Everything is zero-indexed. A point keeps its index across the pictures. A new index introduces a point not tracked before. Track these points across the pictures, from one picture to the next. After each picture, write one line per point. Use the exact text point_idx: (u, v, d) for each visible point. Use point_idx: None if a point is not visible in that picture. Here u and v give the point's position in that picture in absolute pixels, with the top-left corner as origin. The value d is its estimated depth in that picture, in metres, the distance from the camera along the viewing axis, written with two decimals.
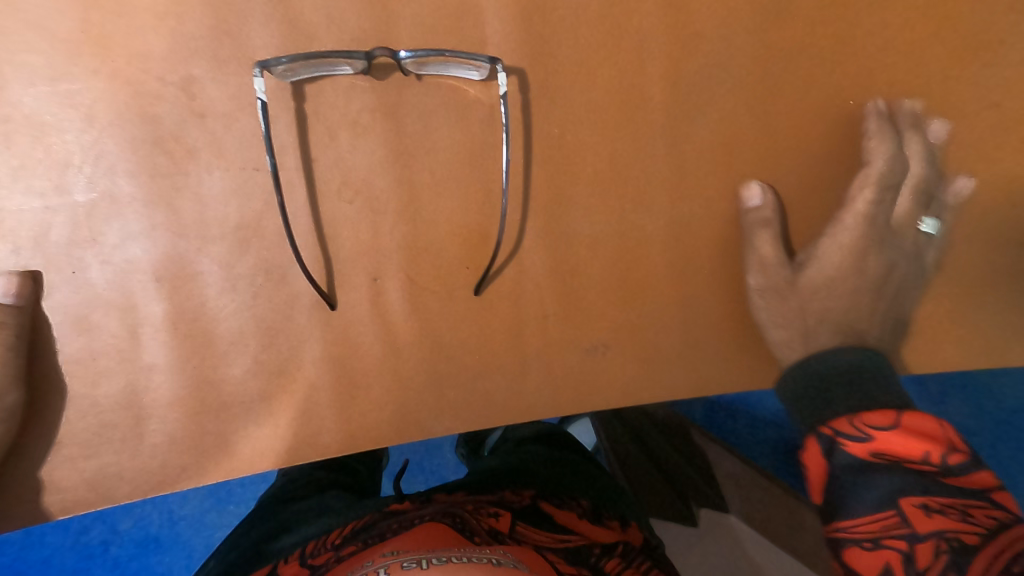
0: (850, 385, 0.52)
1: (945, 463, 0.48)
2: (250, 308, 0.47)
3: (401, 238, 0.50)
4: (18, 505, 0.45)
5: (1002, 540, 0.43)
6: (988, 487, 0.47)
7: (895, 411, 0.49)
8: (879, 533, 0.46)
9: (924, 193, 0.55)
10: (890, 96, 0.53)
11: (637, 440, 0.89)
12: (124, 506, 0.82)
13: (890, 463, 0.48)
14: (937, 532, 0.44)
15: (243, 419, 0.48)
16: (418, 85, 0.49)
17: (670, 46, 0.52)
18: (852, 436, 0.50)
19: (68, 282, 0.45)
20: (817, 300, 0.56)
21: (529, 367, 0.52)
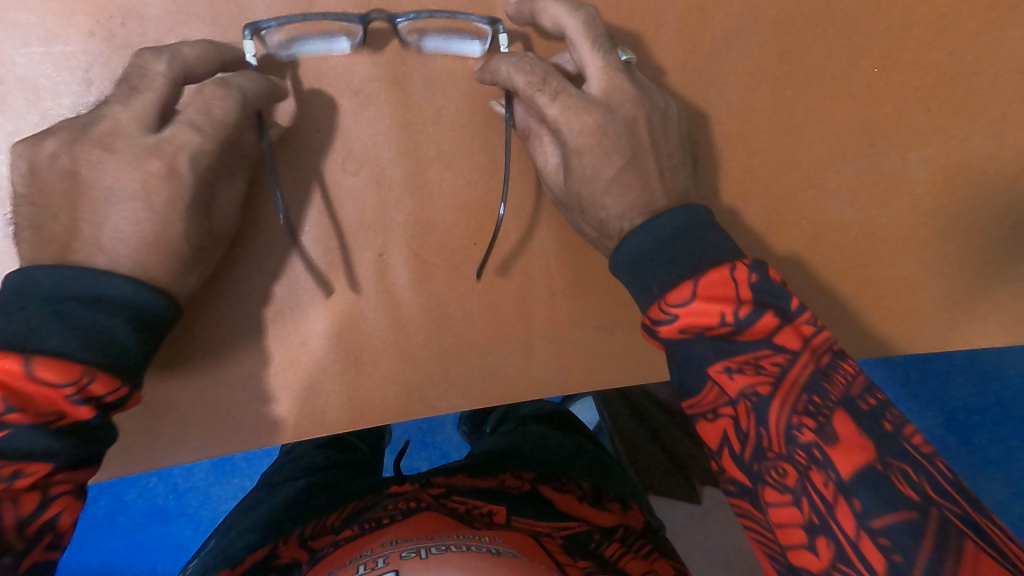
0: (667, 258, 0.44)
1: (737, 317, 0.41)
2: (251, 284, 0.47)
3: (406, 210, 0.48)
4: None
5: (794, 380, 0.39)
6: (770, 332, 0.40)
7: (687, 278, 0.43)
8: (715, 403, 0.41)
9: (960, 164, 0.52)
10: (919, 64, 0.51)
11: (638, 419, 0.87)
12: (130, 478, 0.82)
13: (696, 337, 0.42)
14: (742, 390, 0.40)
15: (240, 398, 0.47)
16: (424, 51, 0.48)
17: (686, 14, 0.50)
18: (661, 324, 0.43)
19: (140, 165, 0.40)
20: (603, 184, 0.47)
21: (538, 342, 0.51)
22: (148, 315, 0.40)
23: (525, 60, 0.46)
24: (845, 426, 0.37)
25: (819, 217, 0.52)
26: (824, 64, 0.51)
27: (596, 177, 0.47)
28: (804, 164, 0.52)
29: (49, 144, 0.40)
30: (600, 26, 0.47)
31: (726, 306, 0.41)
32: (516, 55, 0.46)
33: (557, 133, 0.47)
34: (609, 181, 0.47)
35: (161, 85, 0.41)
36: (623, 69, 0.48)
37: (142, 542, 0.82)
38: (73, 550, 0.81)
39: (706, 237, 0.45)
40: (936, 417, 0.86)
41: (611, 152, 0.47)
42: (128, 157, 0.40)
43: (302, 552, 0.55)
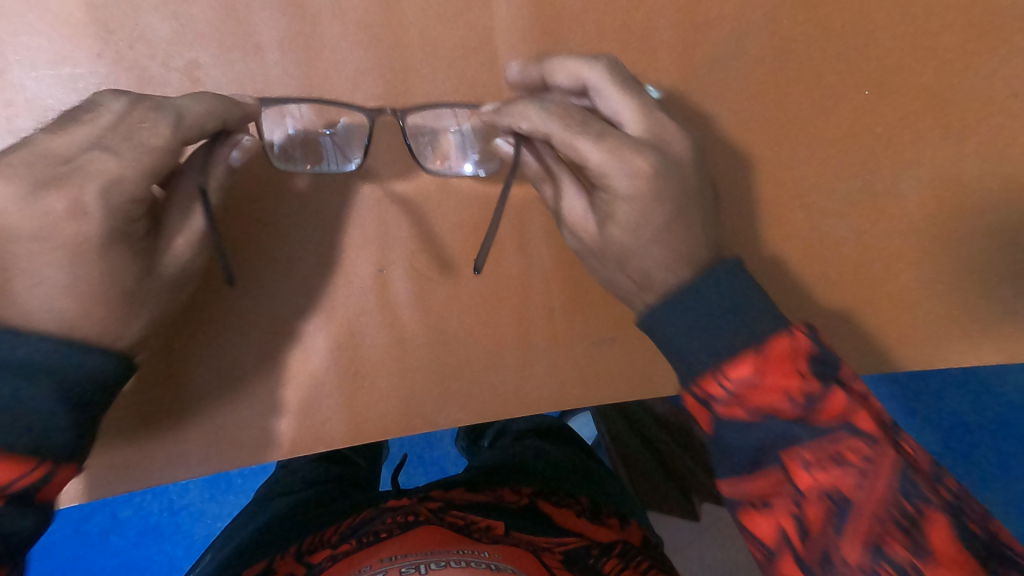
0: (716, 322, 0.43)
1: (808, 396, 0.39)
2: (253, 299, 0.48)
3: (405, 227, 0.49)
4: None
5: (886, 479, 0.36)
6: (847, 415, 0.38)
7: (748, 350, 0.41)
8: (769, 493, 0.39)
9: (950, 183, 0.53)
10: (909, 87, 0.52)
11: (637, 433, 0.87)
12: (124, 495, 0.82)
13: (763, 416, 0.40)
14: (819, 485, 0.37)
15: (239, 413, 0.47)
16: (425, 72, 0.48)
17: (682, 37, 0.51)
18: (721, 398, 0.41)
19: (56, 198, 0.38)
20: (648, 231, 0.46)
21: (536, 358, 0.51)
22: (86, 370, 0.38)
23: (556, 106, 0.45)
24: (943, 537, 0.34)
25: (813, 236, 0.53)
26: (818, 86, 0.52)
27: (640, 225, 0.45)
28: (798, 184, 0.53)
29: None
30: (622, 72, 0.48)
31: (793, 383, 0.40)
32: (544, 102, 0.45)
33: (600, 179, 0.45)
34: (655, 230, 0.46)
35: (100, 118, 0.39)
36: (657, 110, 0.47)
37: (136, 561, 0.81)
38: (64, 569, 0.80)
39: (754, 301, 0.43)
40: (932, 434, 0.86)
41: (659, 197, 0.45)
42: (44, 188, 0.37)
43: (299, 567, 0.53)
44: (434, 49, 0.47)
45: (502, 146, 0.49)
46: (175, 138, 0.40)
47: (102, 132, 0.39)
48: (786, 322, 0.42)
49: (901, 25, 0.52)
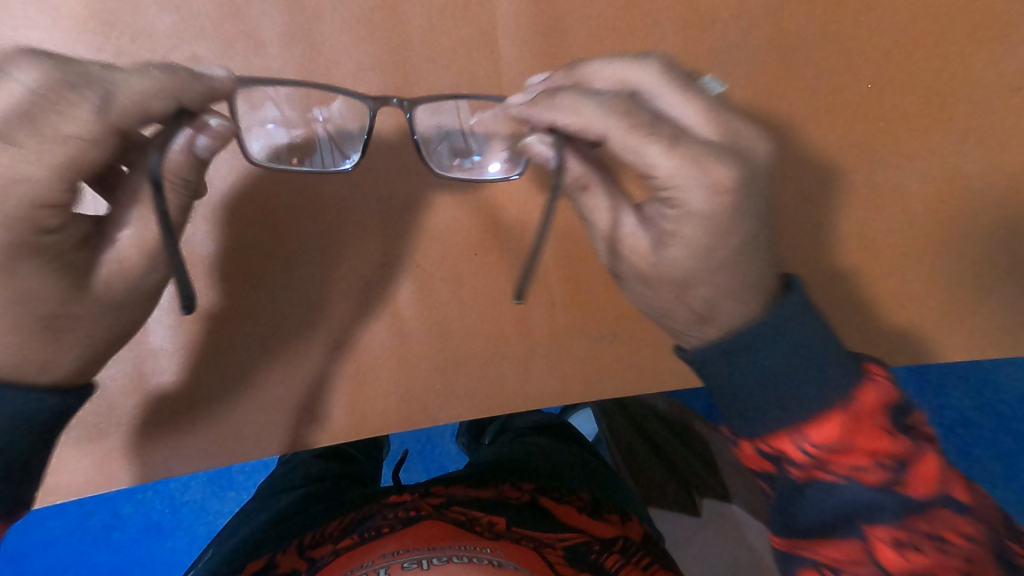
0: (804, 375, 0.38)
1: (898, 466, 0.39)
2: (255, 293, 0.48)
3: (407, 222, 0.49)
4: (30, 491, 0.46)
5: (975, 561, 0.37)
6: (931, 485, 0.39)
7: (838, 411, 0.39)
8: (844, 562, 0.39)
9: (955, 179, 0.52)
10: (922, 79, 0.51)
11: (637, 429, 0.87)
12: (125, 491, 0.82)
13: (844, 480, 0.39)
14: (903, 561, 0.38)
15: (244, 406, 0.49)
16: (426, 65, 0.47)
17: (685, 27, 0.49)
18: (802, 463, 0.39)
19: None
20: (716, 261, 0.38)
21: (535, 354, 0.52)
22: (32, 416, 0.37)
23: (615, 100, 0.37)
24: None
25: (815, 231, 0.53)
26: (828, 78, 0.50)
27: (707, 250, 0.38)
28: (803, 178, 0.52)
29: None
30: (681, 68, 0.40)
31: (882, 449, 0.39)
32: (600, 96, 0.37)
33: (666, 192, 0.37)
34: (726, 256, 0.38)
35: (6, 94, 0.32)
36: (731, 111, 0.38)
37: (137, 558, 0.82)
38: (66, 566, 0.80)
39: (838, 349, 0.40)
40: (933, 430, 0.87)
41: (733, 224, 0.37)
42: None
43: (301, 562, 0.54)
44: (434, 44, 0.47)
45: (536, 144, 0.39)
46: (101, 125, 0.33)
47: (7, 114, 0.32)
48: (869, 372, 0.40)
49: (916, 13, 0.49)
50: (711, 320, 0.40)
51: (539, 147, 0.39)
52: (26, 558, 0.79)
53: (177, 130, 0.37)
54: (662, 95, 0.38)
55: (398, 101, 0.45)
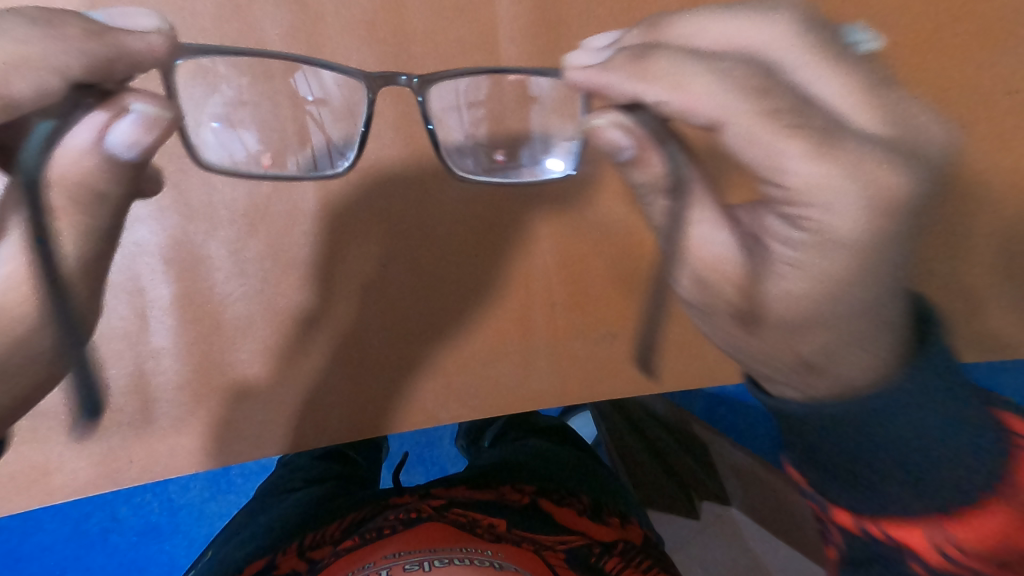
0: (944, 451, 0.33)
1: None
2: (257, 293, 0.48)
3: (409, 223, 0.49)
4: (31, 491, 0.46)
5: None
6: None
7: (994, 504, 0.33)
8: None
9: (969, 178, 0.50)
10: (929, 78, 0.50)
11: (637, 433, 0.86)
12: (123, 495, 0.81)
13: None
14: None
15: (247, 407, 0.49)
16: (427, 67, 0.48)
17: None
18: (939, 561, 0.34)
19: None
20: (844, 300, 0.34)
21: (532, 351, 0.52)
22: None
23: (744, 75, 0.32)
24: None
25: None
26: None
27: (833, 286, 0.34)
28: None
29: None
30: (819, 20, 0.36)
31: None
32: (729, 66, 0.32)
33: (796, 209, 0.33)
34: (853, 298, 0.34)
35: None
36: (890, 103, 0.34)
37: (136, 561, 0.82)
38: (63, 569, 0.80)
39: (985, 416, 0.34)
40: None
41: (879, 242, 0.33)
42: None
43: (301, 564, 0.54)
44: (434, 46, 0.47)
45: (607, 128, 0.35)
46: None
47: None
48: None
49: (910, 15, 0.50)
50: (823, 371, 0.36)
51: (612, 132, 0.35)
52: (24, 562, 0.79)
53: (90, 116, 0.32)
54: (798, 74, 0.34)
55: (407, 79, 0.43)
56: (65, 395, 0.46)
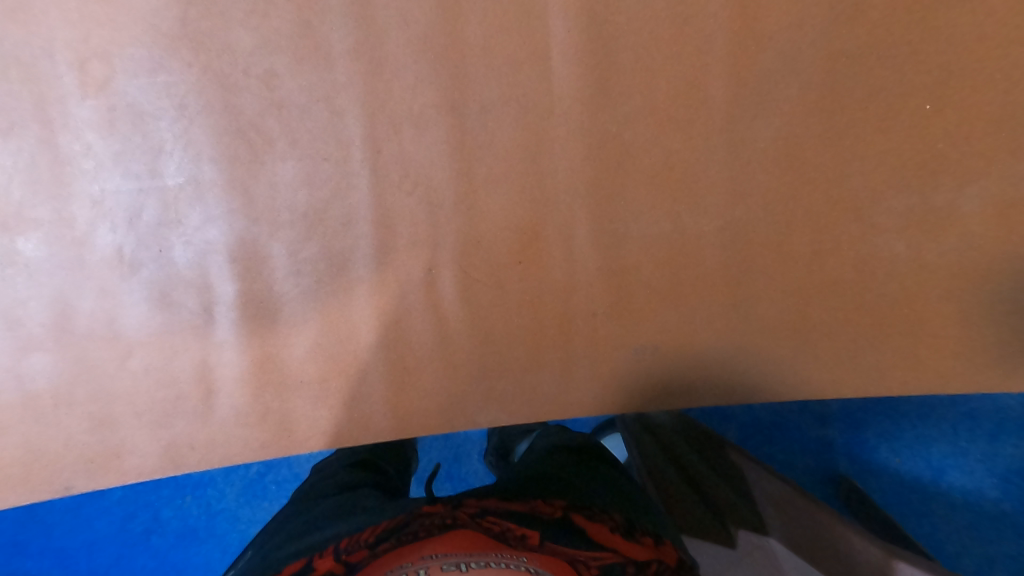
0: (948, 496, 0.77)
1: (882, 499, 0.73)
2: (312, 291, 0.50)
3: (457, 231, 0.51)
4: (104, 470, 0.50)
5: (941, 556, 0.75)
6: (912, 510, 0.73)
7: (951, 525, 0.77)
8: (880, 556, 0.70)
9: (1002, 199, 0.49)
10: (985, 96, 0.48)
11: (671, 458, 0.80)
12: (166, 497, 0.84)
13: (902, 500, 0.78)
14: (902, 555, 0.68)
15: (301, 398, 0.51)
16: (480, 80, 0.49)
17: (734, 46, 0.49)
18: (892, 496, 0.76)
19: (31, 415, 0.49)
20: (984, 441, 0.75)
21: (595, 408, 0.53)
22: None
23: None
24: None
25: (864, 252, 0.51)
26: (877, 94, 0.49)
27: None
28: (852, 197, 0.50)
29: (46, 394, 0.49)
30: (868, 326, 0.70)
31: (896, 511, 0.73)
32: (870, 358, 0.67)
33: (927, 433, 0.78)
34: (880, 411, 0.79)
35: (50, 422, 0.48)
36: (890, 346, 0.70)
37: (175, 563, 0.84)
38: (110, 566, 0.84)
39: (936, 492, 0.77)
40: (991, 478, 0.76)
41: None
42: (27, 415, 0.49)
43: (338, 566, 0.53)
44: (490, 62, 0.49)
45: None
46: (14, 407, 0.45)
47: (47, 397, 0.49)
48: (957, 501, 0.76)
49: (984, 22, 0.47)
50: (890, 449, 0.78)
51: None
52: (75, 556, 0.84)
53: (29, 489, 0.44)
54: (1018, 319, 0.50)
55: None
56: (138, 382, 0.49)
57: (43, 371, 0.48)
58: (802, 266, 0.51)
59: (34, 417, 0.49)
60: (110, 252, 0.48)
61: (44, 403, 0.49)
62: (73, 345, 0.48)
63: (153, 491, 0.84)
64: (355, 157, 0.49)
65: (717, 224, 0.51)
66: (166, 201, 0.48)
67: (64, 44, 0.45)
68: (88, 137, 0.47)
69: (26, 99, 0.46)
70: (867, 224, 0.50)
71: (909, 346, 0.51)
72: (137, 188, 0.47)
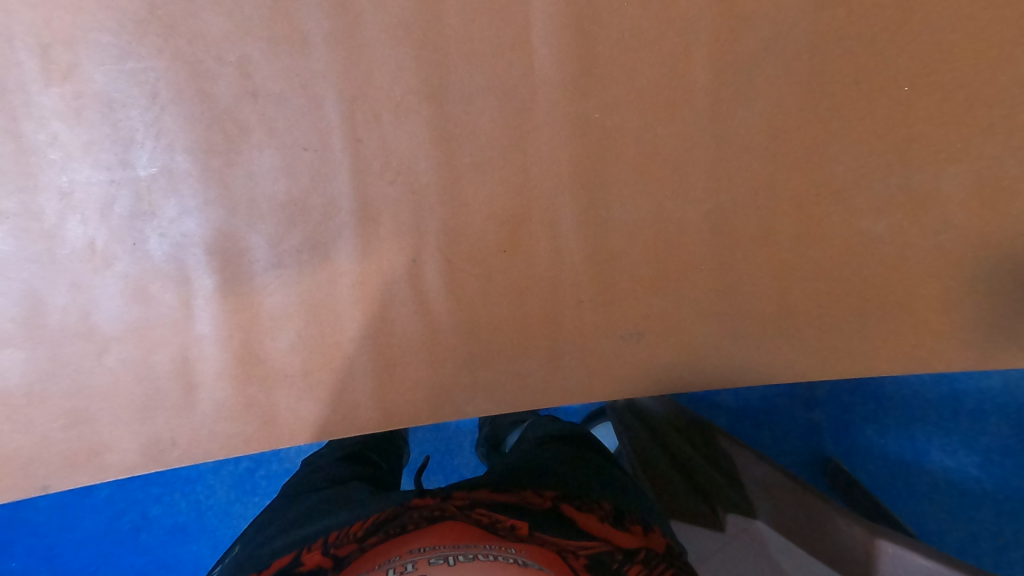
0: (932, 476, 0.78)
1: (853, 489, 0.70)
2: (294, 282, 0.49)
3: (440, 220, 0.50)
4: (84, 467, 0.48)
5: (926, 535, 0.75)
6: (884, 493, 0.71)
7: (935, 505, 0.78)
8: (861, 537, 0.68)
9: (982, 181, 0.49)
10: (967, 78, 0.48)
11: (660, 446, 0.81)
12: (153, 494, 0.83)
13: (888, 482, 0.79)
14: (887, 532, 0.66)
15: (285, 392, 0.50)
16: (461, 66, 0.48)
17: (717, 29, 0.48)
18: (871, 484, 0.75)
19: (5, 413, 0.47)
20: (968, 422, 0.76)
21: (582, 395, 0.53)
22: None
23: None
24: None
25: (848, 236, 0.51)
26: (861, 76, 0.49)
27: None
28: (835, 181, 0.50)
29: (21, 391, 0.48)
30: None
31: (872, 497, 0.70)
32: None
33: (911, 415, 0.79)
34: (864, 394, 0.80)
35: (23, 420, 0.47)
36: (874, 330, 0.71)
37: (164, 560, 0.84)
38: (98, 564, 0.83)
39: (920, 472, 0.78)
40: (973, 457, 0.77)
41: None
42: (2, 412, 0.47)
43: (326, 560, 0.53)
44: (471, 47, 0.48)
45: None
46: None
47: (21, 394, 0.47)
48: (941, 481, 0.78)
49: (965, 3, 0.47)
50: (875, 432, 0.80)
51: None
52: (62, 555, 0.83)
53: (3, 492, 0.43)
54: (997, 299, 0.50)
55: None
56: (116, 377, 0.48)
57: (16, 368, 0.47)
58: (787, 251, 0.51)
59: (8, 414, 0.48)
60: (82, 245, 0.46)
61: (20, 399, 0.48)
62: (46, 341, 0.47)
63: (140, 488, 0.83)
64: (335, 145, 0.48)
65: (702, 210, 0.51)
66: (140, 192, 0.46)
67: (28, 29, 0.44)
68: (55, 126, 0.45)
69: None
70: (850, 208, 0.50)
71: (893, 328, 0.51)
72: (109, 179, 0.46)
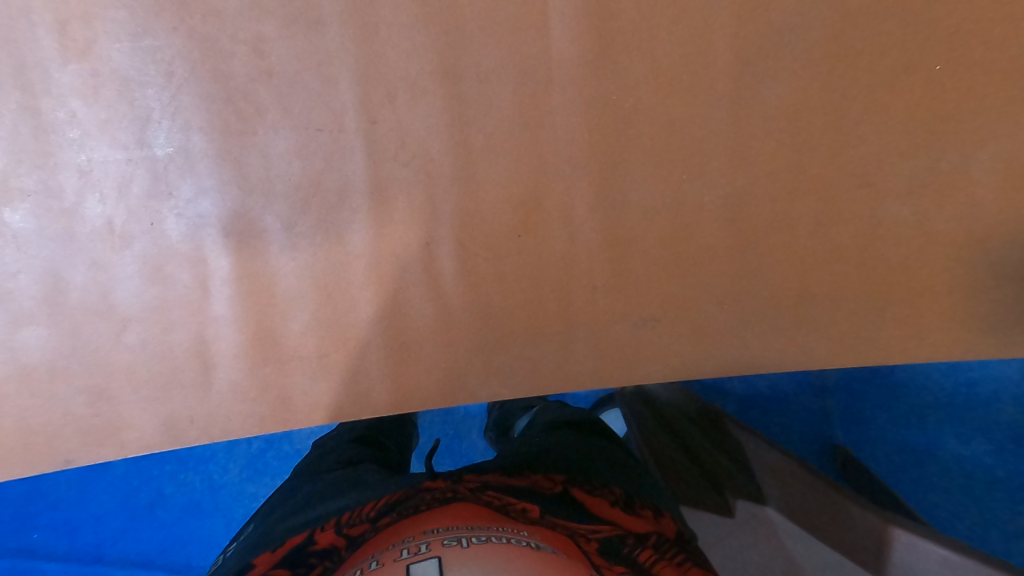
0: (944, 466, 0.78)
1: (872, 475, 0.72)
2: (308, 263, 0.49)
3: (454, 202, 0.50)
4: (103, 443, 0.49)
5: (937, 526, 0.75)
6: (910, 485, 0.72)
7: (946, 496, 0.78)
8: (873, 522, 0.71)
9: (1009, 166, 0.48)
10: (996, 60, 0.46)
11: (670, 432, 0.80)
12: (169, 472, 0.85)
13: (900, 472, 0.79)
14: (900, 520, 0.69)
15: (299, 373, 0.50)
16: (477, 46, 0.47)
17: (739, 8, 0.47)
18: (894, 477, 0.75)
19: (27, 388, 0.48)
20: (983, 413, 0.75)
21: (595, 380, 0.53)
22: None
23: None
24: None
25: (869, 221, 0.50)
26: (886, 56, 0.47)
27: None
28: (857, 165, 0.49)
29: (41, 367, 0.48)
30: None
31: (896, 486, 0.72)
32: None
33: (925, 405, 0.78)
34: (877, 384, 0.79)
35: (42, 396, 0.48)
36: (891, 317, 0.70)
37: (179, 536, 0.85)
38: (115, 539, 0.85)
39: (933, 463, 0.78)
40: (986, 449, 0.76)
41: None
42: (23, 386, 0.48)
43: (340, 539, 0.54)
44: (487, 26, 0.47)
45: None
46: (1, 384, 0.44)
47: (43, 370, 0.48)
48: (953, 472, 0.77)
49: None
50: (888, 422, 0.79)
51: None
52: (81, 530, 0.84)
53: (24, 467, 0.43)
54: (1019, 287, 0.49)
55: None
56: (134, 355, 0.49)
57: (36, 344, 0.48)
58: (805, 236, 0.51)
59: (29, 390, 0.48)
60: (100, 224, 0.47)
61: (40, 374, 0.48)
62: (65, 318, 0.48)
63: (157, 466, 0.84)
64: (349, 126, 0.47)
65: (720, 194, 0.50)
66: (156, 171, 0.46)
67: (43, 5, 0.44)
68: (72, 104, 0.45)
69: (5, 63, 0.44)
70: (872, 192, 0.49)
71: (912, 315, 0.51)
72: (125, 158, 0.46)
